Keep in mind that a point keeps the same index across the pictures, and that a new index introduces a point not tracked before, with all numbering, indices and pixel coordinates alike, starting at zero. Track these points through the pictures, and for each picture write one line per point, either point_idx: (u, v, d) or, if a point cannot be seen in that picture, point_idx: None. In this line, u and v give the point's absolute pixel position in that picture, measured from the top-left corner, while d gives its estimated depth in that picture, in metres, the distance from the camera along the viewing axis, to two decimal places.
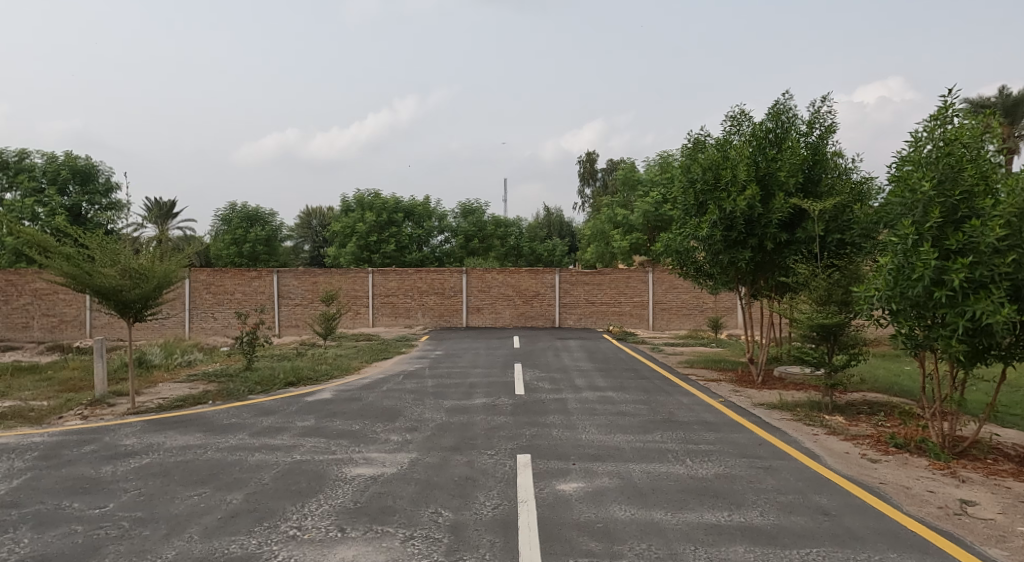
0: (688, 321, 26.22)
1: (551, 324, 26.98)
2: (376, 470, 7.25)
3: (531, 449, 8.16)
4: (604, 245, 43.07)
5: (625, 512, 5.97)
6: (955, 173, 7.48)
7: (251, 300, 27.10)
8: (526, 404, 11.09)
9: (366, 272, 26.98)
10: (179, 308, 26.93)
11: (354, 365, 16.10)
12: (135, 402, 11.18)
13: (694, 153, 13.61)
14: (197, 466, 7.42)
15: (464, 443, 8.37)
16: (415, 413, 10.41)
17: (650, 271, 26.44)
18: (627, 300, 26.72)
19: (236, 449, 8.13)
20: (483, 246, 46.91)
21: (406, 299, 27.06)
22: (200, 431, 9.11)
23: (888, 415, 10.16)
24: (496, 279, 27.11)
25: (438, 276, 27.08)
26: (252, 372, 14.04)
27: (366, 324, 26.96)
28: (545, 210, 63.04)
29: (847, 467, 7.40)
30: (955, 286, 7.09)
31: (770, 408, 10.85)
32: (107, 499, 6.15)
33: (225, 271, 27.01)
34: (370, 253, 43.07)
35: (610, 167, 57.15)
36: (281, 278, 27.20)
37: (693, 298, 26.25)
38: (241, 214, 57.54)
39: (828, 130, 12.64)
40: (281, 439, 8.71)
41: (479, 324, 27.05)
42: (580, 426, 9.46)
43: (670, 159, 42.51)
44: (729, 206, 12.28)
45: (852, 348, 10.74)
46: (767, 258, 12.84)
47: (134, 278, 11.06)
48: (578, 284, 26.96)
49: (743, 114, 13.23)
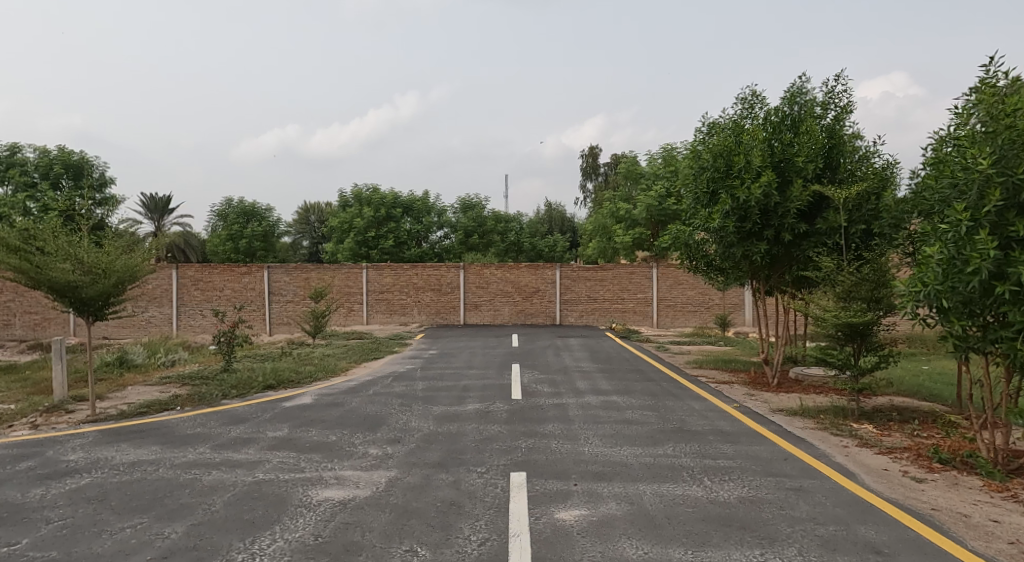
0: (693, 318, 25.30)
1: (551, 321, 26.02)
2: (347, 493, 6.30)
3: (527, 465, 7.18)
4: (606, 240, 41.94)
5: (637, 550, 5.03)
6: (1015, 151, 6.50)
7: (241, 297, 26.19)
8: (523, 410, 10.13)
9: (361, 267, 26.02)
10: (166, 305, 26.03)
11: (341, 366, 15.14)
12: (96, 408, 10.24)
13: (705, 140, 12.61)
14: (141, 487, 6.47)
15: (451, 459, 7.40)
16: (400, 422, 9.45)
17: (654, 267, 25.50)
18: (631, 297, 25.78)
19: (192, 466, 7.18)
20: (483, 242, 45.86)
21: (401, 296, 26.13)
22: (157, 443, 8.16)
23: (923, 422, 9.20)
24: (495, 275, 26.14)
25: (435, 272, 26.13)
26: (229, 374, 13.10)
27: (359, 322, 26.02)
28: (546, 205, 62.05)
29: (890, 489, 6.43)
30: (1021, 280, 6.15)
31: (791, 415, 9.90)
32: (22, 535, 5.28)
33: (214, 267, 26.10)
34: (368, 248, 42.17)
35: (613, 161, 56.14)
36: (272, 274, 26.26)
37: (698, 295, 25.31)
38: (238, 209, 56.62)
39: (846, 110, 11.56)
40: (246, 452, 7.74)
41: (477, 321, 26.09)
42: (583, 436, 8.49)
43: (672, 152, 42.19)
44: (742, 195, 11.27)
45: (882, 349, 9.78)
46: (785, 251, 11.82)
47: (93, 273, 10.14)
48: (579, 280, 25.99)
49: (756, 96, 12.15)
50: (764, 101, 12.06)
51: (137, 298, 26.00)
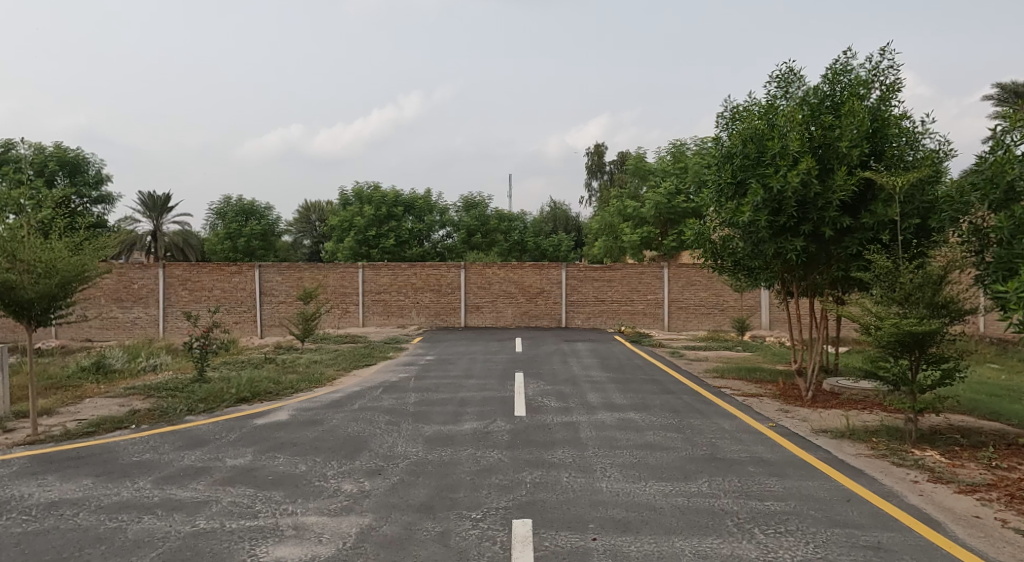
0: (707, 321, 23.99)
1: (557, 324, 24.70)
2: (306, 552, 5.01)
3: (533, 509, 5.85)
4: (613, 240, 40.47)
5: None
6: None
7: (231, 297, 24.90)
8: (527, 431, 8.79)
9: (356, 266, 24.72)
10: (152, 306, 24.76)
11: (328, 375, 13.80)
12: (38, 427, 8.94)
13: (733, 125, 11.31)
14: (48, 543, 5.17)
15: (441, 499, 6.08)
16: (384, 445, 8.13)
17: (665, 266, 24.18)
18: (641, 298, 24.42)
19: (121, 508, 5.86)
20: (486, 242, 44.52)
21: (399, 297, 24.82)
22: (91, 475, 6.83)
23: (996, 448, 7.88)
24: (497, 275, 24.80)
25: (435, 272, 24.81)
26: (200, 384, 11.77)
27: (355, 324, 24.72)
28: (550, 204, 60.72)
29: (993, 546, 5.14)
30: None
31: (838, 439, 8.58)
32: None
33: (203, 266, 24.83)
34: (369, 248, 40.90)
35: (619, 159, 54.79)
36: (263, 274, 24.95)
37: (712, 296, 24.00)
38: (237, 207, 55.27)
39: (895, 87, 10.18)
40: (194, 488, 6.40)
41: (479, 323, 24.78)
42: (599, 467, 7.13)
43: (681, 148, 40.89)
44: (777, 183, 9.96)
45: (946, 363, 8.36)
46: (824, 249, 10.47)
47: (33, 272, 8.92)
48: (587, 280, 24.63)
49: (792, 74, 10.82)
50: (802, 79, 10.73)
51: (122, 298, 24.77)
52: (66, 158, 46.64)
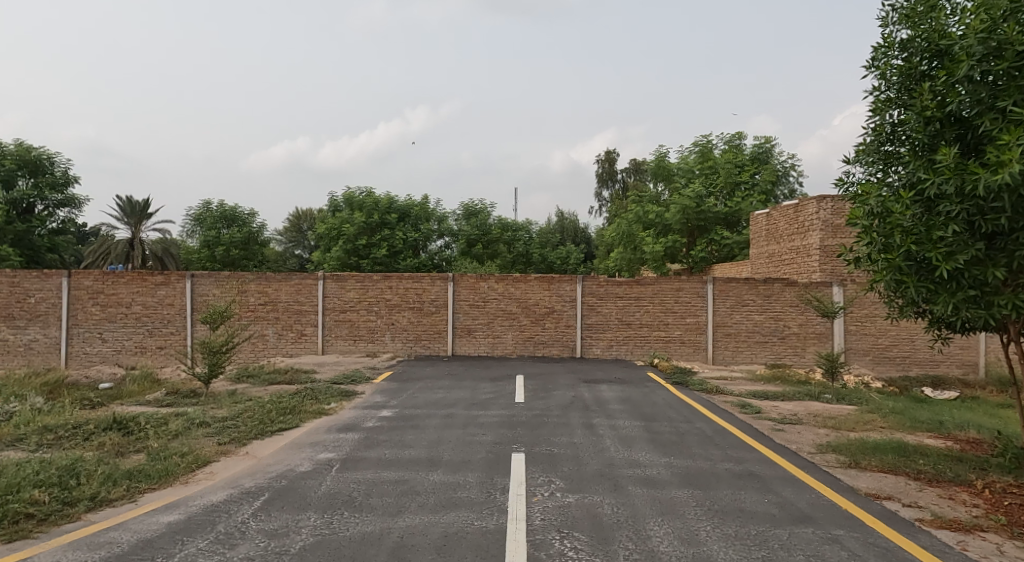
0: (762, 352, 18.46)
1: (570, 354, 19.05)
2: None
3: None
4: (631, 250, 33.49)
5: None
6: None
7: (154, 315, 19.28)
8: None
9: (317, 277, 19.15)
10: (53, 326, 19.21)
11: (198, 458, 8.15)
12: None
13: (925, 22, 6.60)
14: None
15: None
16: None
17: (710, 281, 18.60)
18: (677, 322, 18.79)
19: None
20: (488, 253, 39.06)
21: (370, 317, 19.21)
22: None
23: None
24: (495, 290, 19.13)
25: (415, 284, 19.24)
26: None
27: (312, 351, 19.09)
28: (557, 214, 55.25)
29: None
30: None
31: None
32: None
33: (119, 274, 19.28)
34: (358, 259, 35.45)
35: (633, 167, 49.56)
36: (197, 284, 19.38)
37: (769, 320, 18.47)
38: (217, 213, 49.50)
39: None
40: None
41: (470, 352, 19.15)
42: None
43: (709, 146, 35.74)
44: None
45: None
46: None
47: None
48: (609, 297, 18.97)
49: None
50: None
51: (13, 315, 19.21)
52: (28, 156, 41.18)
